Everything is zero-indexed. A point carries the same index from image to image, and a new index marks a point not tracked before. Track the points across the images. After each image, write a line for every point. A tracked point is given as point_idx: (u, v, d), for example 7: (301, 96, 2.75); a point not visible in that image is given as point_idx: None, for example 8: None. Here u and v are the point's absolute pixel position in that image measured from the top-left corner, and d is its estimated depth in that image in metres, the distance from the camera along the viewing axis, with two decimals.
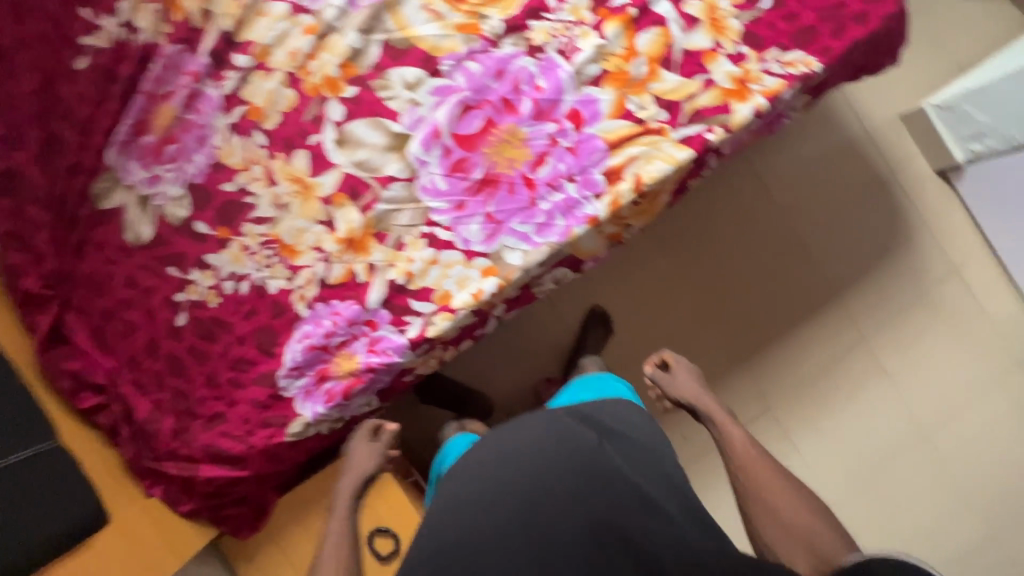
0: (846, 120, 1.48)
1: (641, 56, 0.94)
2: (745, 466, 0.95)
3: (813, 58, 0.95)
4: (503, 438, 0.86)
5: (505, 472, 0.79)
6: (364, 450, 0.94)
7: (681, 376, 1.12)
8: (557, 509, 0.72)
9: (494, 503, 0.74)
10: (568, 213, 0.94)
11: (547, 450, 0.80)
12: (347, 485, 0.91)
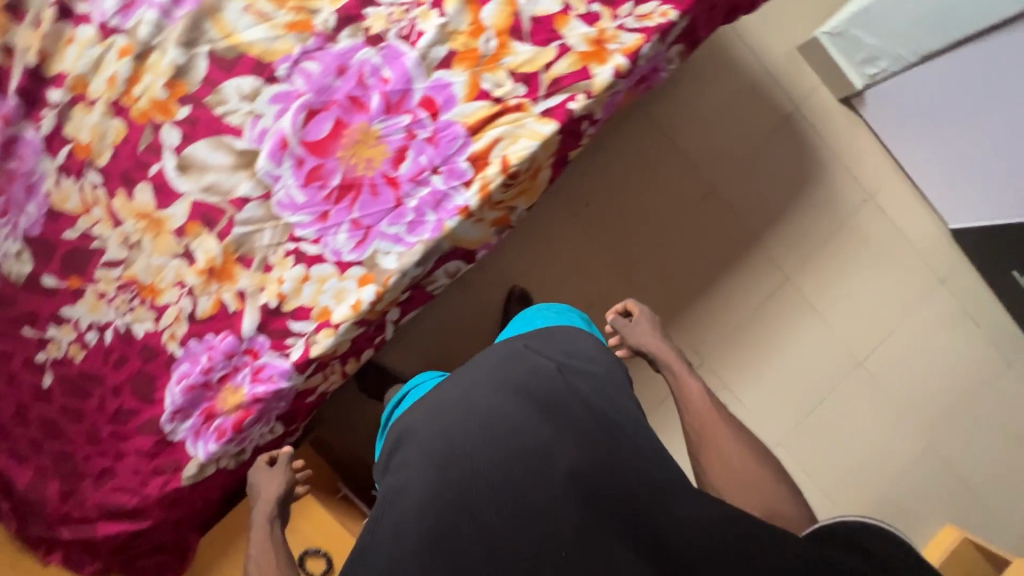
0: (744, 60, 1.44)
1: (488, 31, 0.89)
2: (697, 417, 0.90)
3: (668, 7, 0.91)
4: (450, 380, 0.78)
5: (455, 416, 0.70)
6: (265, 476, 0.91)
7: (641, 328, 1.06)
8: (519, 446, 0.64)
9: (449, 449, 0.66)
10: (438, 207, 0.90)
11: (501, 387, 0.72)
12: (258, 506, 0.88)
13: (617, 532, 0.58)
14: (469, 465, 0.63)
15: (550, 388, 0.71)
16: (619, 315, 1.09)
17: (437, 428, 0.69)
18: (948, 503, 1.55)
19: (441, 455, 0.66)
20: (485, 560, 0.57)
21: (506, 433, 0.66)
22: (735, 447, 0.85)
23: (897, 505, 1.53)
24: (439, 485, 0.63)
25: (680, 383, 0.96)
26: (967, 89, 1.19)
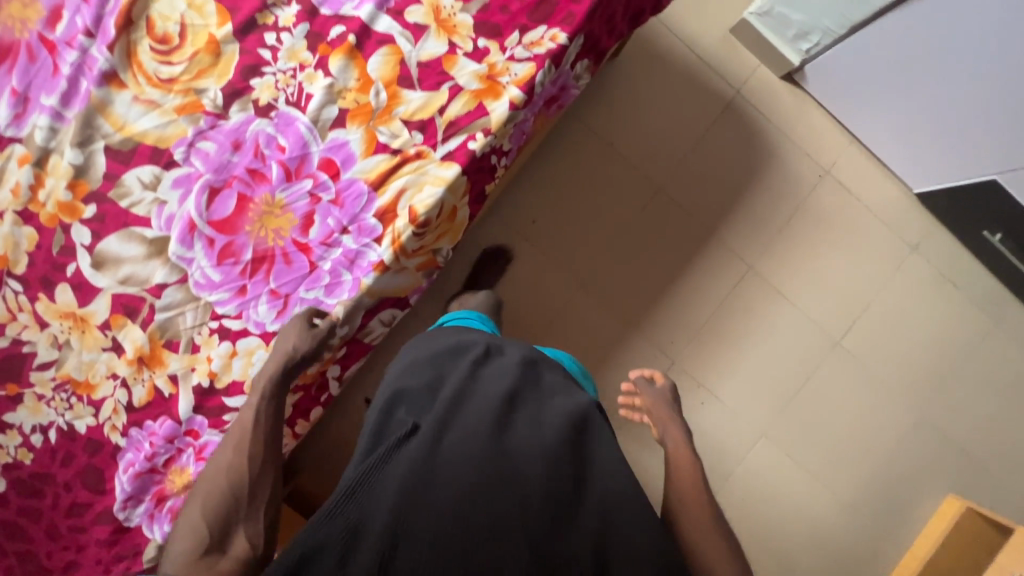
0: (677, 51, 1.40)
1: (378, 83, 0.87)
2: (677, 477, 0.85)
3: (557, 30, 0.88)
4: (497, 357, 0.76)
5: (505, 393, 0.68)
6: (290, 324, 0.88)
7: (658, 393, 1.07)
8: (566, 448, 0.63)
9: (496, 419, 0.64)
10: (353, 266, 0.90)
11: (554, 393, 0.71)
12: (280, 351, 0.86)
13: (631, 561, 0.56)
14: (514, 443, 0.61)
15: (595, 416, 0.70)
16: (643, 377, 1.11)
17: (488, 395, 0.67)
18: (949, 473, 1.50)
19: (486, 421, 0.63)
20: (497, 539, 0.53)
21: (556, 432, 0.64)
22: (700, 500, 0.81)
23: (895, 482, 1.49)
24: (479, 442, 0.60)
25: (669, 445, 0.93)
26: (905, 52, 1.14)
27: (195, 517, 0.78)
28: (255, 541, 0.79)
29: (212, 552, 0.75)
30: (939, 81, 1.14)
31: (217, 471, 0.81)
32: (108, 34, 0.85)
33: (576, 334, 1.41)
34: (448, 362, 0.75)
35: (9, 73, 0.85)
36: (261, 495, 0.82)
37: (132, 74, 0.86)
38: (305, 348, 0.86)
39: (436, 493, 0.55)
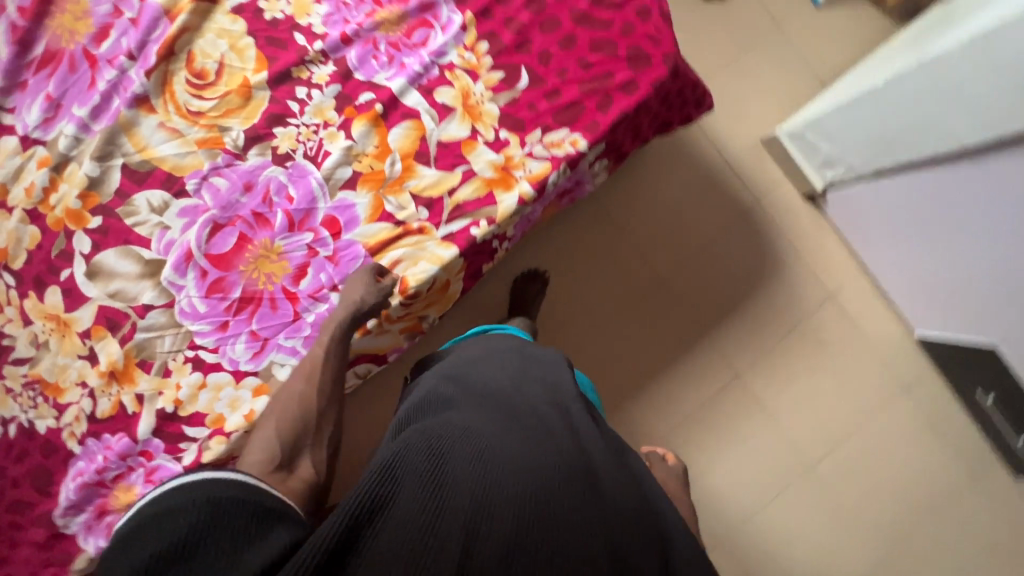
0: (704, 151, 1.41)
1: (395, 153, 0.89)
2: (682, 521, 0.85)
3: (579, 136, 0.90)
4: (543, 374, 0.71)
5: (562, 408, 0.62)
6: (358, 275, 0.86)
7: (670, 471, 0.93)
8: (628, 480, 0.57)
9: (566, 425, 0.58)
10: None
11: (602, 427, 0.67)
12: (346, 299, 0.85)
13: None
14: (586, 449, 0.56)
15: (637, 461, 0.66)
16: (656, 452, 0.98)
17: (548, 403, 0.62)
18: None
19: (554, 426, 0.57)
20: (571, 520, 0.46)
21: (615, 461, 0.59)
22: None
23: None
24: (553, 442, 0.54)
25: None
26: (919, 210, 1.13)
27: (268, 435, 0.74)
28: (320, 465, 0.75)
29: (281, 469, 0.71)
30: (950, 245, 1.12)
31: (286, 400, 0.79)
32: (149, 60, 0.88)
33: None
34: (497, 363, 0.71)
35: (48, 79, 0.88)
36: (324, 427, 0.80)
37: (163, 101, 0.88)
38: (370, 301, 0.85)
39: (519, 470, 0.47)
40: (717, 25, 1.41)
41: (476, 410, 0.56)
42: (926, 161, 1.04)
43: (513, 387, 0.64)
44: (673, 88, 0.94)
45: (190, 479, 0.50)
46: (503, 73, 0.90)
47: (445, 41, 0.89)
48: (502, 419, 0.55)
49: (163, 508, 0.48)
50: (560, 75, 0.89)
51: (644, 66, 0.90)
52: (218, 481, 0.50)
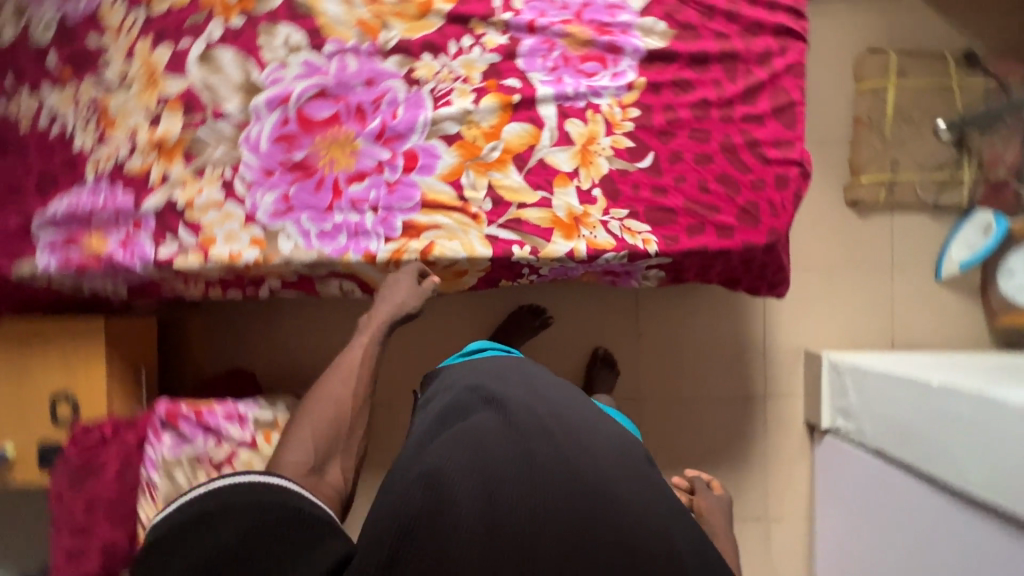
0: (752, 321, 1.40)
1: (501, 142, 0.92)
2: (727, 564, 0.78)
3: (654, 240, 0.91)
4: (565, 379, 0.61)
5: (591, 420, 0.52)
6: (408, 287, 0.89)
7: (717, 501, 0.89)
8: (682, 504, 0.48)
9: (603, 433, 0.50)
10: (353, 237, 0.93)
11: (645, 435, 0.55)
12: (393, 307, 0.87)
13: None
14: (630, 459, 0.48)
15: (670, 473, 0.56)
16: (700, 478, 0.93)
17: (582, 415, 0.51)
18: None
19: (581, 446, 0.47)
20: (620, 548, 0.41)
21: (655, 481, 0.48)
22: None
23: None
24: (579, 475, 0.44)
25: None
26: (895, 510, 1.10)
27: (306, 439, 0.74)
28: (348, 476, 0.74)
29: (314, 472, 0.70)
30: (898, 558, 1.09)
31: (328, 403, 0.79)
32: None
33: None
34: (517, 362, 0.61)
35: None
36: (356, 435, 0.79)
37: None
38: (413, 310, 0.88)
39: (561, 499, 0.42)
40: (840, 229, 1.40)
41: (501, 424, 0.47)
42: (926, 475, 1.03)
43: (533, 392, 0.53)
44: (760, 257, 0.95)
45: (233, 480, 0.51)
46: (633, 145, 0.91)
47: (607, 86, 0.91)
48: (526, 445, 0.45)
49: (204, 510, 0.48)
50: (676, 181, 0.91)
51: (749, 224, 0.91)
52: (259, 487, 0.51)
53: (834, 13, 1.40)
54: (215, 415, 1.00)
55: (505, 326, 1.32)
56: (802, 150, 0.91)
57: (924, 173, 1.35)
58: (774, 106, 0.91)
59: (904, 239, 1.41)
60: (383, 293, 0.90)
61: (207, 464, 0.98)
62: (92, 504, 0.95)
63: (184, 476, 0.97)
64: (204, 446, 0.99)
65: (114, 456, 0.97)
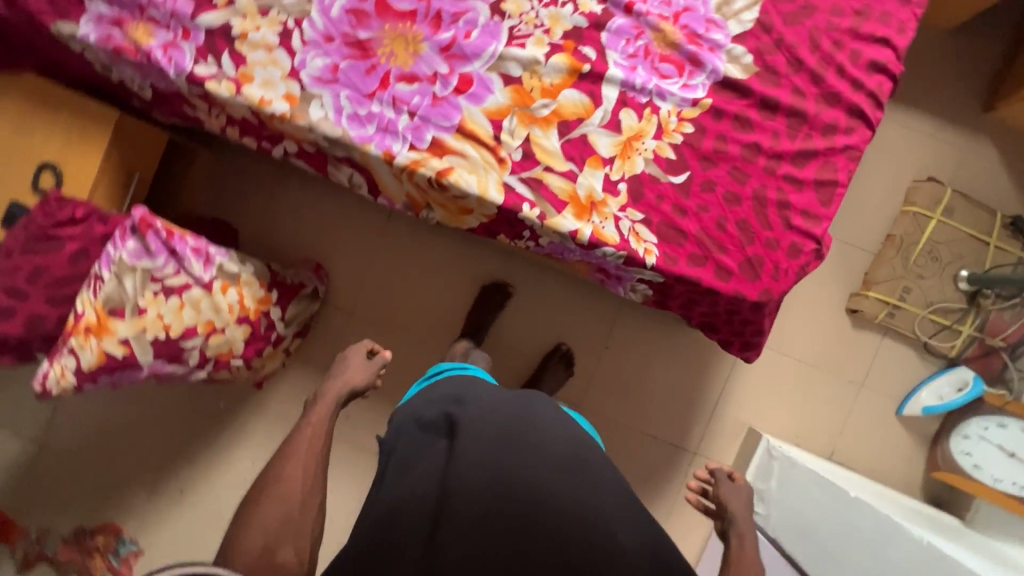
0: (713, 380, 1.42)
1: (554, 102, 0.91)
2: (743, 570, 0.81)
3: (655, 253, 0.91)
4: (516, 389, 0.79)
5: (531, 426, 0.70)
6: (362, 366, 1.05)
7: (737, 491, 0.93)
8: (576, 505, 0.64)
9: (514, 453, 0.66)
10: (381, 132, 0.93)
11: (559, 438, 0.71)
12: (351, 382, 1.02)
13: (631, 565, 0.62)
14: (533, 477, 0.64)
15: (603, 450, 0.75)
16: (721, 469, 0.96)
17: (497, 436, 0.67)
18: None
19: (519, 458, 0.66)
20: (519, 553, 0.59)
21: (582, 472, 0.68)
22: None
23: None
24: (489, 498, 0.62)
25: (739, 555, 0.84)
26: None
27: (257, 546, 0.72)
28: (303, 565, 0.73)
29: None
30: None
31: (279, 501, 0.77)
32: None
33: (415, 364, 1.43)
34: (459, 388, 0.76)
35: None
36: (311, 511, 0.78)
37: None
38: (361, 383, 1.03)
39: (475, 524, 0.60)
40: (828, 331, 1.43)
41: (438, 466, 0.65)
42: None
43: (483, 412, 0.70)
44: (744, 312, 0.96)
45: None
46: (673, 158, 0.91)
47: (674, 93, 0.91)
48: (477, 468, 0.64)
49: None
50: (699, 209, 0.91)
51: (747, 277, 0.91)
52: None
53: (911, 131, 1.41)
54: (184, 243, 1.01)
55: (474, 311, 1.37)
56: (825, 229, 0.91)
57: (928, 312, 1.36)
58: (818, 178, 0.91)
59: (883, 365, 1.42)
60: (333, 372, 1.05)
61: (159, 284, 0.99)
62: (36, 273, 0.95)
63: (132, 286, 0.97)
64: (163, 267, 0.99)
65: (74, 239, 0.97)
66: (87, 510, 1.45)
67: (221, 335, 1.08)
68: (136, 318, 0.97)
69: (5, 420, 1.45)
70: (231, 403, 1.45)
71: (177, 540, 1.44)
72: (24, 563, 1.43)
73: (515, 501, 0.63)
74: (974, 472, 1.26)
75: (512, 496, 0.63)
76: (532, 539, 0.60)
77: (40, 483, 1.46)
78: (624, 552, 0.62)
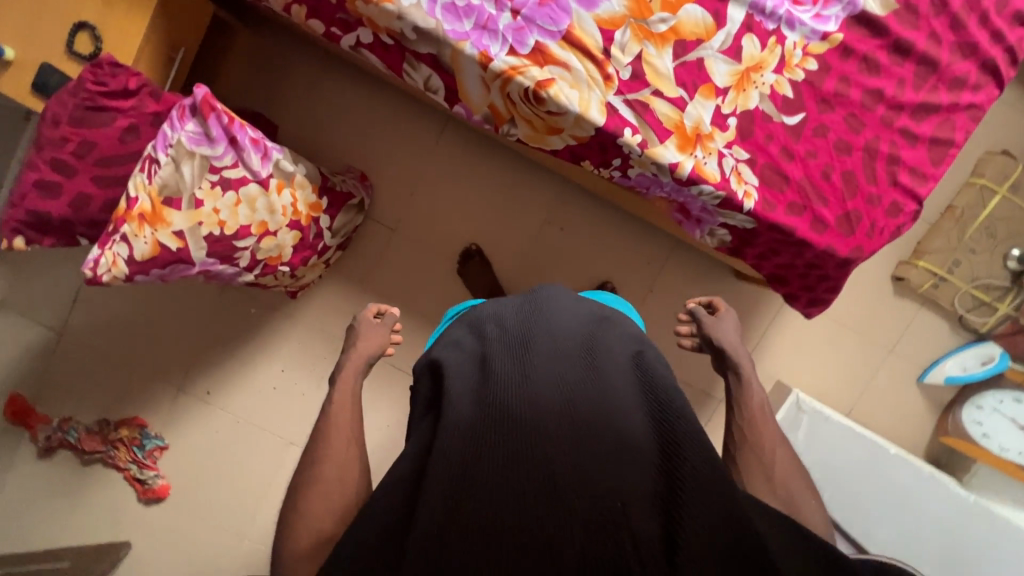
0: (750, 332, 1.43)
1: (674, 18, 0.83)
2: (744, 422, 0.82)
3: (755, 197, 0.87)
4: (518, 299, 0.77)
5: (523, 340, 0.67)
6: (373, 329, 0.98)
7: (721, 321, 0.94)
8: (564, 404, 0.59)
9: (498, 371, 0.63)
10: (479, 29, 0.83)
11: (550, 348, 0.66)
12: (367, 351, 0.95)
13: (628, 456, 0.54)
14: (514, 389, 0.60)
15: (611, 338, 0.71)
16: (700, 307, 0.97)
17: (481, 367, 0.65)
18: None
19: (501, 372, 0.63)
20: (506, 473, 0.54)
21: (576, 371, 0.63)
22: (779, 453, 0.79)
23: None
24: (468, 420, 0.58)
25: (742, 389, 0.86)
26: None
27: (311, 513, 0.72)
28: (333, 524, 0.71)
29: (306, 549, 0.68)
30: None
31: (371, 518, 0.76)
32: None
33: (454, 289, 1.39)
34: (464, 329, 0.76)
35: None
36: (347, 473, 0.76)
37: None
38: (377, 347, 0.96)
39: (457, 449, 0.56)
40: (867, 296, 1.44)
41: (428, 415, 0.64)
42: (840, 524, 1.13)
43: (467, 345, 0.70)
44: (827, 268, 0.94)
45: None
46: (790, 96, 0.85)
47: (804, 23, 0.84)
48: (458, 396, 0.61)
49: None
50: (806, 156, 0.87)
51: (839, 231, 0.89)
52: None
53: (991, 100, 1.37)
54: (243, 133, 0.92)
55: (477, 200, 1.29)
56: (930, 190, 0.88)
57: (973, 287, 1.36)
58: (934, 136, 0.87)
59: (915, 333, 1.45)
60: (348, 346, 0.97)
61: (217, 176, 0.91)
62: (83, 147, 0.86)
63: (189, 173, 0.88)
64: (222, 156, 0.90)
65: (126, 114, 0.88)
66: (107, 401, 1.43)
67: (273, 239, 1.02)
68: (193, 210, 0.90)
69: (26, 305, 1.39)
70: (264, 310, 1.41)
71: (200, 438, 1.45)
72: (45, 448, 1.41)
73: (496, 413, 0.58)
74: (982, 441, 1.32)
75: (493, 408, 0.58)
76: (514, 448, 0.55)
77: (59, 371, 1.42)
78: (622, 439, 0.56)
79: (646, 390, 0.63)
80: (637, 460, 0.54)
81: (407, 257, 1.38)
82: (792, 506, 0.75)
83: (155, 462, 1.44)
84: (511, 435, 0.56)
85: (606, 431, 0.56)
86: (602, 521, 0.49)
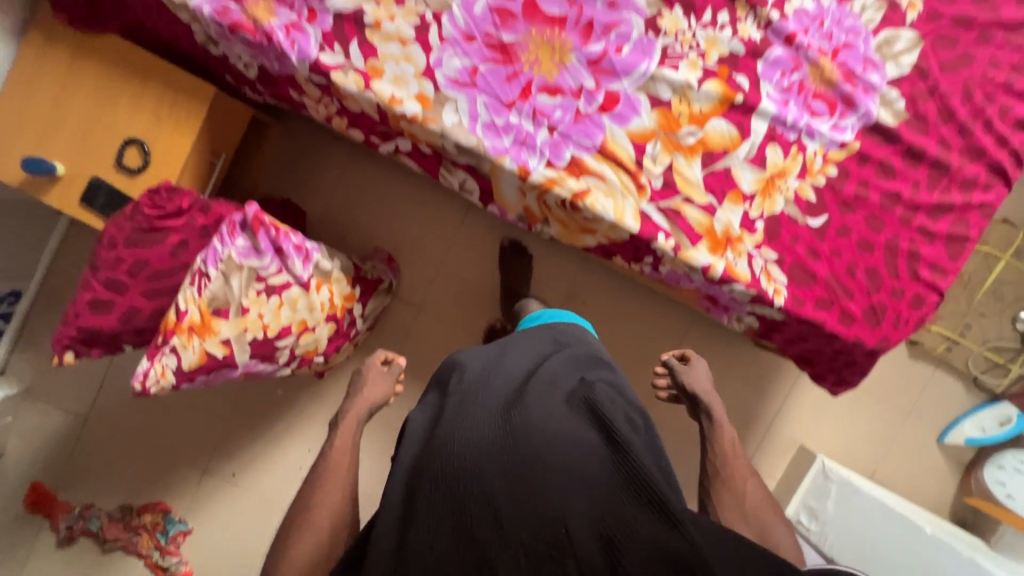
0: (773, 398, 1.45)
1: (701, 131, 0.88)
2: (718, 463, 0.83)
3: (784, 293, 0.90)
4: (481, 351, 0.80)
5: (476, 388, 0.69)
6: (380, 377, 0.96)
7: (694, 369, 0.94)
8: (505, 442, 0.60)
9: (450, 423, 0.64)
10: (517, 144, 0.88)
11: (500, 391, 0.68)
12: (370, 400, 0.93)
13: (566, 483, 0.55)
14: (462, 437, 0.61)
15: (563, 373, 0.72)
16: (672, 357, 0.96)
17: (439, 421, 0.67)
18: None
19: (453, 426, 0.64)
20: (457, 520, 0.55)
21: (521, 407, 0.64)
22: (749, 484, 0.81)
23: None
24: (426, 478, 0.60)
25: (715, 432, 0.87)
26: None
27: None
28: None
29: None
30: None
31: None
32: None
33: None
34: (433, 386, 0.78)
35: None
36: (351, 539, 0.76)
37: None
38: (384, 398, 0.94)
39: (420, 508, 0.58)
40: (883, 358, 1.47)
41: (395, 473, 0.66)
42: None
43: (433, 401, 0.73)
44: (855, 355, 0.96)
45: None
46: (813, 200, 0.91)
47: (823, 132, 0.90)
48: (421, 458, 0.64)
49: None
50: (830, 256, 0.91)
51: (865, 322, 0.92)
52: None
53: None
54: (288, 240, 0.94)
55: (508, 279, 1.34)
56: (950, 283, 0.92)
57: (985, 349, 1.40)
58: (950, 232, 0.92)
59: (933, 393, 1.48)
60: (350, 392, 0.95)
61: (263, 284, 0.93)
62: (138, 265, 0.89)
63: (238, 285, 0.91)
64: (268, 266, 0.92)
65: (178, 232, 0.91)
66: (130, 487, 1.42)
67: (311, 334, 1.03)
68: (239, 318, 0.92)
69: (51, 394, 1.40)
70: (289, 390, 1.42)
71: (224, 521, 1.43)
72: (66, 537, 1.39)
73: (449, 466, 0.59)
74: (1006, 501, 1.30)
75: (445, 457, 0.60)
76: (462, 499, 0.56)
77: (81, 458, 1.41)
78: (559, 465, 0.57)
79: (594, 420, 0.64)
80: (574, 489, 0.55)
81: (433, 333, 1.40)
82: (766, 535, 0.77)
83: (178, 547, 1.42)
84: (460, 481, 0.57)
85: (542, 461, 0.57)
86: (547, 546, 0.51)
